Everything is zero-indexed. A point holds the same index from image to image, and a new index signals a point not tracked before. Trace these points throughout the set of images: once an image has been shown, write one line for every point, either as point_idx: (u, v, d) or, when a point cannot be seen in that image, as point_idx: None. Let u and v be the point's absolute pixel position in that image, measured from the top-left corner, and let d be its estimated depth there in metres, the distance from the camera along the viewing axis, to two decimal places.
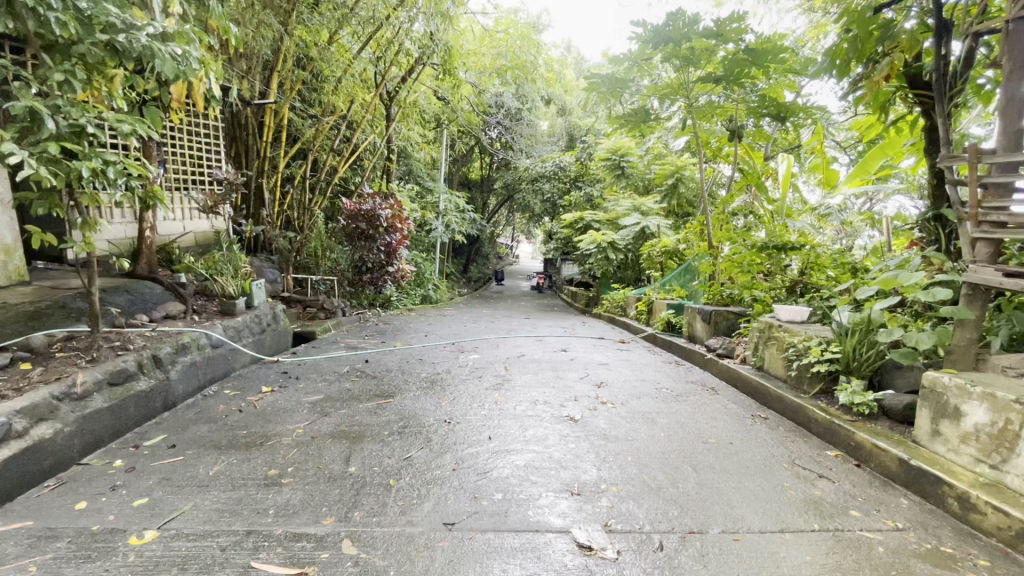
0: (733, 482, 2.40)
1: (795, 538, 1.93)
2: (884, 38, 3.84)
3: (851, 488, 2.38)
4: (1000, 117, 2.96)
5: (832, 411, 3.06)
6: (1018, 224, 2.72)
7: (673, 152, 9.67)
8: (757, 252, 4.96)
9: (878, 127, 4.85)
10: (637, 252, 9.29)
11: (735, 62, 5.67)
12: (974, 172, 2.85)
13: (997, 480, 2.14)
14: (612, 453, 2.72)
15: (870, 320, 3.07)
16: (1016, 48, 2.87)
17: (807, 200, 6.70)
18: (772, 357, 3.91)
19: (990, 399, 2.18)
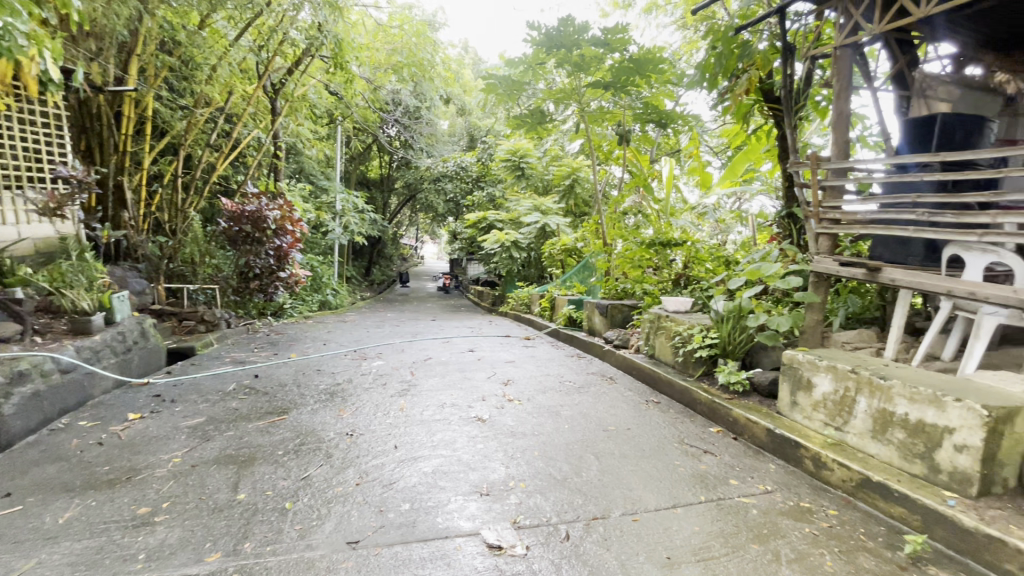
0: (631, 465, 2.56)
1: (685, 511, 2.11)
2: (744, 56, 4.36)
3: (729, 459, 2.65)
4: (833, 129, 3.46)
5: (713, 391, 3.38)
6: (849, 221, 3.23)
7: (569, 154, 10.11)
8: (646, 248, 5.34)
9: (743, 135, 5.44)
10: (539, 250, 9.56)
11: (621, 71, 6.04)
12: (815, 176, 3.31)
13: (840, 440, 2.50)
14: (519, 449, 2.77)
15: (741, 308, 3.44)
16: (843, 71, 3.37)
17: (688, 200, 7.33)
18: (662, 346, 4.23)
19: (833, 371, 2.55)
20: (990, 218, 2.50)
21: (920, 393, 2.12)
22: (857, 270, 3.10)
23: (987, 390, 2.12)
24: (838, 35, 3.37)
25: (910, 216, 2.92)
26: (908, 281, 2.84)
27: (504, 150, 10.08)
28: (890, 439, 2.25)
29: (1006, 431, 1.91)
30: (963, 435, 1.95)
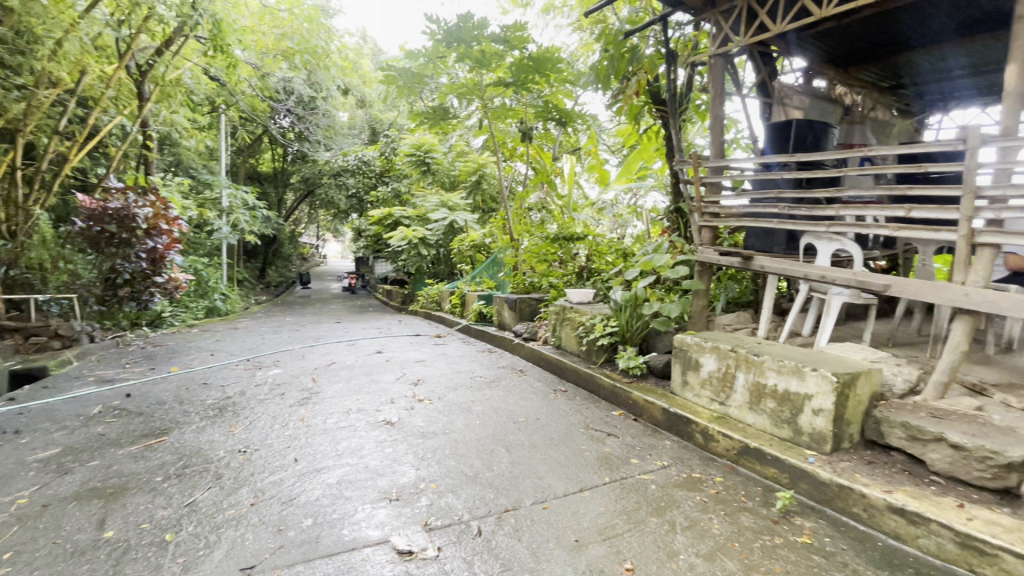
0: (541, 454, 2.63)
1: (591, 494, 2.20)
2: (633, 60, 4.65)
3: (630, 440, 2.81)
4: (711, 131, 3.80)
5: (615, 377, 3.58)
6: (726, 215, 3.58)
7: (474, 150, 10.13)
8: (551, 242, 5.50)
9: (635, 135, 5.80)
10: (448, 246, 9.46)
11: (521, 69, 6.14)
12: (697, 174, 3.62)
13: (724, 413, 2.76)
14: (430, 450, 2.72)
15: (637, 297, 3.67)
16: (717, 78, 3.71)
17: (589, 196, 7.64)
18: (567, 336, 4.38)
19: (716, 350, 2.81)
20: (835, 211, 2.90)
21: (785, 364, 2.41)
22: (734, 258, 3.44)
23: (836, 359, 2.46)
24: (713, 46, 3.69)
25: (774, 209, 3.30)
26: (774, 268, 3.21)
27: (407, 145, 9.81)
28: (763, 408, 2.53)
29: (851, 393, 2.24)
30: (819, 400, 2.25)
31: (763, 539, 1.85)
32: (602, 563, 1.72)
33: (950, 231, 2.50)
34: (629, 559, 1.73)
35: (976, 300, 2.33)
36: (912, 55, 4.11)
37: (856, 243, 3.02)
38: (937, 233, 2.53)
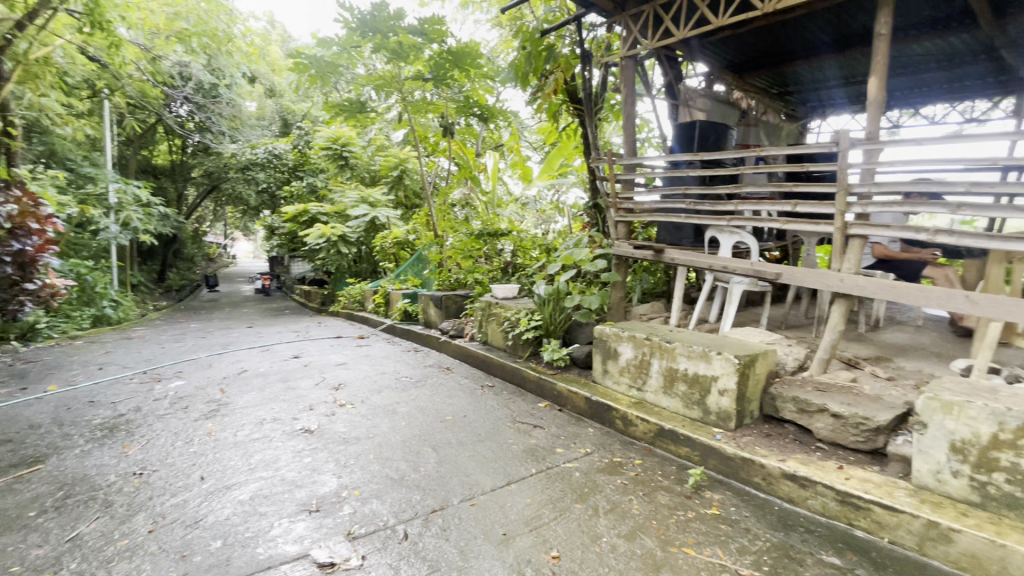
0: (468, 451, 2.62)
1: (518, 486, 2.23)
2: (550, 58, 4.77)
3: (556, 430, 2.88)
4: (625, 130, 3.98)
5: (540, 369, 3.64)
6: (640, 210, 3.78)
7: (394, 144, 9.85)
8: (475, 238, 5.48)
9: (555, 133, 5.92)
10: (369, 244, 9.14)
11: (440, 63, 6.05)
12: (612, 171, 3.78)
13: (642, 398, 2.91)
14: (353, 455, 2.62)
15: (559, 290, 3.75)
16: (628, 78, 3.89)
17: (513, 192, 7.70)
18: (493, 331, 4.39)
19: (633, 339, 2.94)
20: (734, 206, 3.14)
21: (694, 350, 2.58)
22: (647, 251, 3.63)
23: (737, 343, 2.67)
24: (625, 48, 3.85)
25: (682, 205, 3.52)
26: (684, 260, 3.42)
27: (322, 137, 9.32)
28: (676, 392, 2.70)
29: (750, 373, 2.45)
30: (724, 381, 2.44)
31: (678, 515, 1.97)
32: (529, 553, 1.74)
33: (828, 224, 2.81)
34: (554, 547, 1.77)
35: (850, 285, 2.66)
36: (796, 65, 4.55)
37: (753, 235, 3.30)
38: (818, 226, 2.83)
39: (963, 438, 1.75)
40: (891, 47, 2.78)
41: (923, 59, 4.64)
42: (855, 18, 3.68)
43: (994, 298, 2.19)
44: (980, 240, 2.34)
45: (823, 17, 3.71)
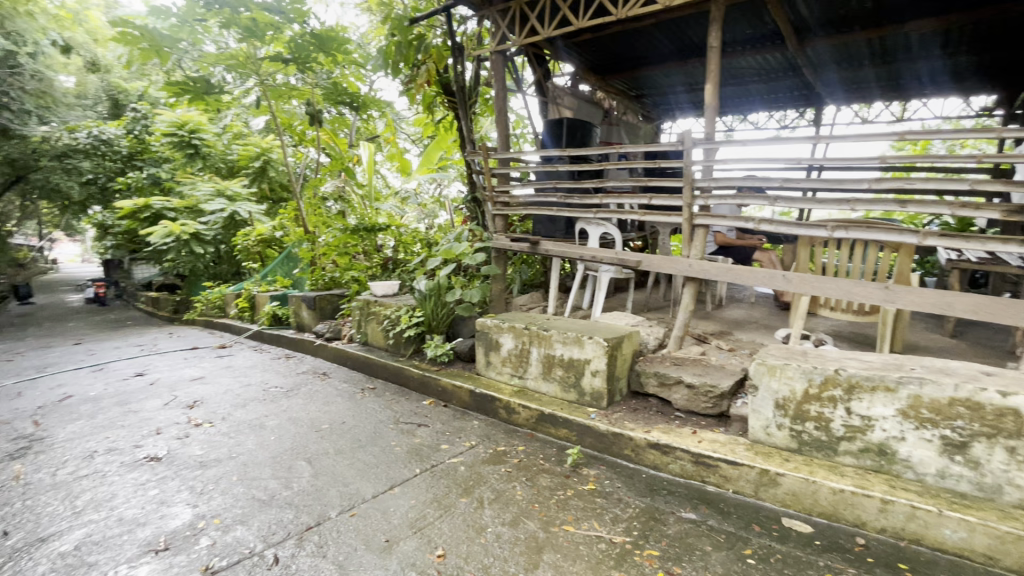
0: (347, 459, 2.47)
1: (402, 489, 2.16)
2: (421, 49, 4.68)
3: (440, 426, 2.85)
4: (497, 123, 4.07)
5: (423, 366, 3.56)
6: (515, 204, 3.92)
7: (254, 132, 8.91)
8: (351, 234, 5.17)
9: (431, 125, 5.81)
10: (230, 242, 8.19)
11: (302, 45, 5.51)
12: (487, 164, 3.83)
13: (523, 386, 2.99)
14: (212, 480, 2.33)
15: (440, 285, 3.70)
16: (499, 72, 3.97)
17: (391, 185, 7.41)
18: (373, 330, 4.20)
19: (513, 330, 3.00)
20: (599, 199, 3.36)
21: (569, 335, 2.70)
22: (524, 243, 3.75)
23: (607, 327, 2.86)
24: (495, 42, 3.91)
25: (554, 199, 3.68)
26: (558, 251, 3.59)
27: (164, 121, 8.03)
28: (554, 377, 2.81)
29: (618, 354, 2.64)
30: (596, 363, 2.60)
31: (558, 495, 2.06)
32: (413, 556, 1.69)
33: (678, 215, 3.13)
34: (439, 546, 1.74)
35: (697, 269, 3.01)
36: (649, 70, 4.99)
37: (617, 227, 3.57)
38: (670, 217, 3.14)
39: (784, 395, 2.07)
40: (722, 58, 3.15)
41: (748, 72, 5.37)
42: (694, 31, 4.13)
43: (803, 277, 2.64)
44: (792, 227, 2.79)
45: (669, 28, 4.10)
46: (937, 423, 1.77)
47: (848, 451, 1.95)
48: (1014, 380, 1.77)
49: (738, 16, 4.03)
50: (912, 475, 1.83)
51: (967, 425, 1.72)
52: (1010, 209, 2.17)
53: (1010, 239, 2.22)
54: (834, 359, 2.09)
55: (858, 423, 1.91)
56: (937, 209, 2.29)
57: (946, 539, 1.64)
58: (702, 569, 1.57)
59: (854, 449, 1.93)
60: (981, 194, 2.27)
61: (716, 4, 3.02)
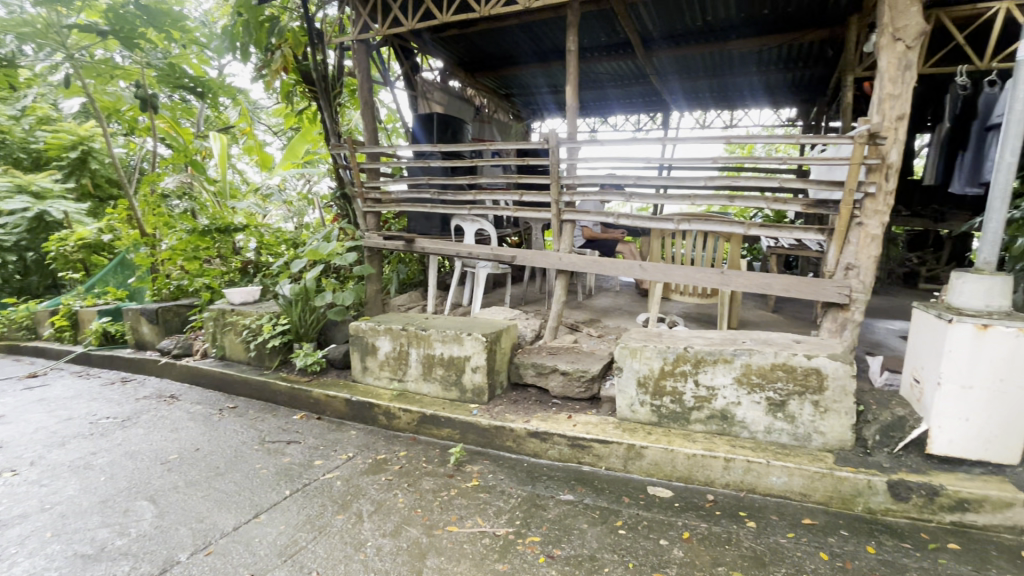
0: (201, 492, 2.17)
1: (269, 516, 1.95)
2: (274, 31, 4.23)
3: (313, 441, 2.64)
4: (362, 115, 3.92)
5: (292, 379, 3.27)
6: (386, 200, 3.86)
7: (65, 116, 7.37)
8: (201, 236, 4.51)
9: (291, 116, 5.34)
10: (39, 248, 6.75)
11: (124, 16, 4.52)
12: (354, 159, 3.67)
13: (403, 389, 2.90)
14: (15, 541, 1.87)
15: (307, 288, 3.42)
16: (361, 62, 3.82)
17: (251, 181, 6.69)
18: (231, 343, 3.75)
19: (389, 332, 2.87)
20: (473, 194, 3.39)
21: (447, 334, 2.67)
22: (399, 242, 3.69)
23: (484, 322, 2.88)
24: (354, 30, 3.73)
25: (427, 196, 3.63)
26: (433, 248, 3.57)
27: None
28: (434, 377, 2.77)
29: (497, 349, 2.67)
30: (475, 360, 2.61)
31: (441, 497, 2.02)
32: None
33: (548, 211, 3.26)
34: (314, 571, 1.60)
35: (567, 262, 3.17)
36: (517, 70, 5.14)
37: (492, 223, 3.63)
38: (541, 212, 3.26)
39: (645, 374, 2.26)
40: (579, 63, 3.33)
41: (606, 77, 5.79)
42: (556, 35, 4.33)
43: (657, 266, 2.91)
44: (646, 221, 3.06)
45: (532, 30, 4.24)
46: (763, 386, 2.06)
47: (697, 420, 2.19)
48: (815, 345, 2.14)
49: (593, 23, 4.31)
50: (747, 433, 2.12)
51: (784, 385, 2.03)
52: (808, 202, 2.61)
53: (809, 228, 2.67)
54: (683, 338, 2.34)
55: (704, 393, 2.16)
56: (757, 203, 2.67)
57: (773, 485, 1.93)
58: (580, 546, 1.66)
59: (702, 417, 2.19)
60: (789, 191, 2.69)
61: (572, 10, 3.19)
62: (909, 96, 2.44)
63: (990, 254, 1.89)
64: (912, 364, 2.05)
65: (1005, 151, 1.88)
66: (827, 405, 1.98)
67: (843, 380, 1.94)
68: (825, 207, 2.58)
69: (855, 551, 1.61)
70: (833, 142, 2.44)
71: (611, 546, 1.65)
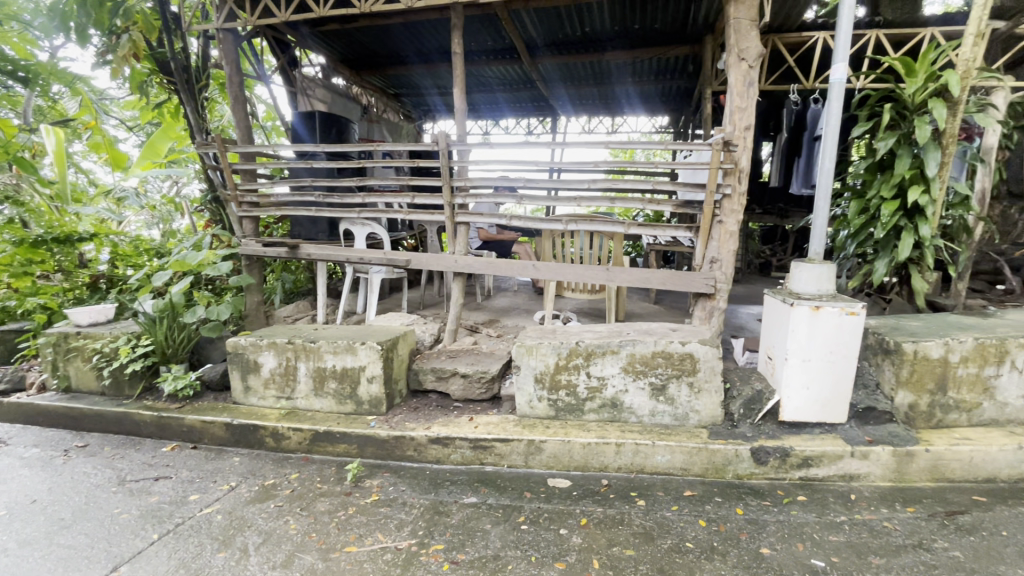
0: (38, 552, 1.80)
1: (132, 567, 1.69)
2: (117, 11, 3.63)
3: (187, 475, 2.35)
4: (232, 111, 3.59)
5: (158, 407, 2.88)
6: (264, 204, 3.61)
7: None
8: (31, 249, 3.73)
9: (148, 110, 4.71)
10: None
11: None
12: (225, 160, 3.37)
13: (292, 407, 2.70)
14: None
15: (174, 303, 3.04)
16: (230, 54, 3.50)
17: (95, 181, 5.75)
18: (77, 371, 3.20)
19: (273, 346, 2.65)
20: (362, 197, 3.27)
21: (339, 344, 2.53)
22: (282, 248, 3.46)
23: (379, 329, 2.77)
24: (217, 17, 3.40)
25: (311, 199, 3.43)
26: (320, 255, 3.40)
27: None
28: (327, 391, 2.61)
29: (394, 356, 2.59)
30: (371, 370, 2.51)
31: (338, 516, 1.92)
32: None
33: (441, 213, 3.24)
34: None
35: (462, 264, 3.17)
36: (405, 70, 5.03)
37: (384, 226, 3.52)
38: (434, 215, 3.23)
39: (541, 370, 2.32)
40: (465, 66, 3.35)
41: (495, 81, 5.89)
42: (442, 37, 4.32)
43: (549, 266, 3.02)
44: (537, 222, 3.16)
45: (418, 30, 4.18)
46: (647, 373, 2.23)
47: (590, 410, 2.32)
48: (688, 332, 2.36)
49: (479, 27, 4.36)
50: (634, 418, 2.28)
51: (664, 370, 2.21)
52: (677, 203, 2.87)
53: (680, 226, 2.93)
54: (575, 333, 2.45)
55: (596, 384, 2.28)
56: (636, 204, 2.88)
57: (659, 464, 2.09)
58: (484, 548, 1.66)
59: (595, 406, 2.31)
60: (662, 193, 2.94)
61: (456, 12, 3.19)
62: (753, 109, 2.78)
63: (820, 246, 2.22)
64: (766, 344, 2.33)
65: (825, 159, 2.22)
66: (700, 385, 2.20)
67: (711, 362, 2.17)
68: (692, 207, 2.86)
69: (726, 514, 1.80)
70: (696, 148, 2.70)
71: (514, 542, 1.68)
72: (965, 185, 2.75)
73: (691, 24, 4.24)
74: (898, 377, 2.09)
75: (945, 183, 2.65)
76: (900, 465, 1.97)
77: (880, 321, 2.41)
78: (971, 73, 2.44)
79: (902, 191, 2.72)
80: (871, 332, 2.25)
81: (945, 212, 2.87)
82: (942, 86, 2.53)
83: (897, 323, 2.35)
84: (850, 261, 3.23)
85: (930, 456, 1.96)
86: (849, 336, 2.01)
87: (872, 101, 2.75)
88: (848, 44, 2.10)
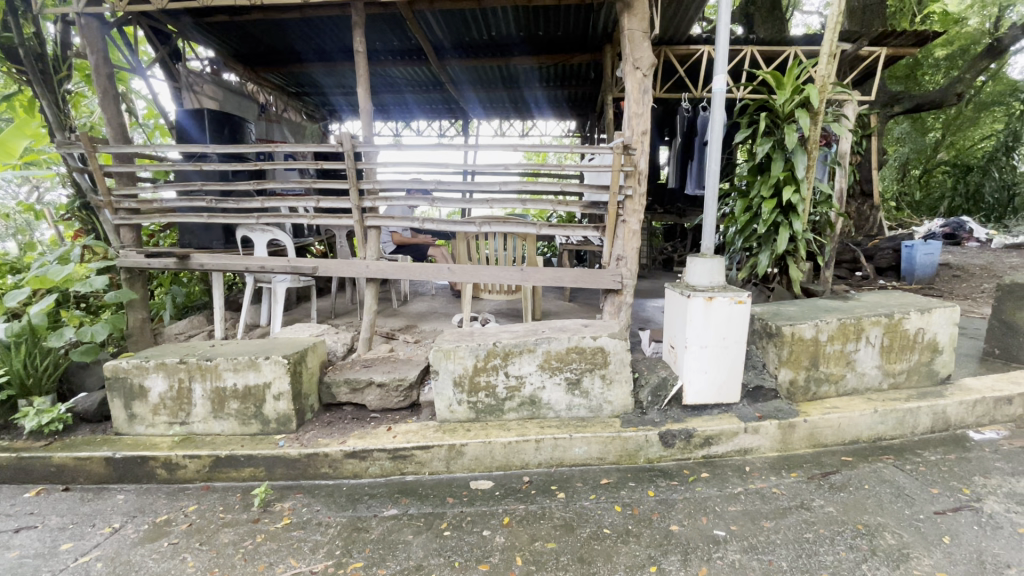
0: None
1: None
2: None
3: (57, 522, 2.03)
4: (102, 107, 3.20)
5: (16, 446, 2.46)
6: (146, 211, 3.25)
7: None
8: None
9: None
10: None
11: None
12: (95, 162, 3.00)
13: (187, 432, 2.45)
14: None
15: (34, 325, 2.63)
16: (95, 41, 3.11)
17: None
18: None
19: (162, 368, 2.39)
20: (261, 202, 3.05)
21: (240, 360, 2.35)
22: (169, 259, 3.13)
23: (285, 342, 2.60)
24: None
25: (201, 203, 3.14)
26: (215, 265, 3.14)
27: None
28: (228, 413, 2.41)
29: (302, 369, 2.45)
30: (278, 386, 2.35)
31: (246, 546, 1.77)
32: None
33: (350, 218, 3.12)
34: None
35: (374, 269, 3.07)
36: (305, 68, 4.78)
37: (287, 232, 3.31)
38: (342, 219, 3.10)
39: (459, 374, 2.31)
40: (369, 65, 3.24)
41: (403, 81, 5.78)
42: (344, 34, 4.15)
43: (465, 268, 3.01)
44: (451, 224, 3.13)
45: (317, 27, 3.98)
46: (561, 369, 2.30)
47: (510, 409, 2.34)
48: (598, 327, 2.46)
49: (383, 26, 4.24)
50: (552, 413, 2.34)
51: (577, 365, 2.29)
52: (585, 204, 2.99)
53: (589, 225, 3.06)
54: (492, 334, 2.46)
55: (514, 383, 2.31)
56: (547, 205, 2.96)
57: (577, 456, 2.16)
58: (406, 560, 1.62)
59: (514, 405, 2.34)
60: (571, 194, 3.04)
61: (356, 10, 3.08)
62: (649, 115, 2.97)
63: (710, 242, 2.41)
64: (668, 334, 2.50)
65: (711, 162, 2.42)
66: (611, 377, 2.31)
67: (621, 354, 2.29)
68: (599, 207, 3.00)
69: (639, 497, 1.90)
70: (599, 151, 2.83)
71: (437, 550, 1.65)
72: (827, 185, 3.13)
73: (591, 32, 4.43)
74: (780, 357, 2.33)
75: (811, 184, 3.00)
76: (784, 436, 2.21)
77: (764, 307, 2.68)
78: (827, 87, 2.78)
79: (778, 190, 3.04)
80: (757, 318, 2.50)
81: (813, 209, 3.25)
82: (805, 98, 2.86)
83: (777, 308, 2.62)
84: (738, 254, 3.56)
85: (808, 426, 2.21)
86: (738, 322, 2.21)
87: (750, 110, 3.04)
88: (726, 58, 2.31)
